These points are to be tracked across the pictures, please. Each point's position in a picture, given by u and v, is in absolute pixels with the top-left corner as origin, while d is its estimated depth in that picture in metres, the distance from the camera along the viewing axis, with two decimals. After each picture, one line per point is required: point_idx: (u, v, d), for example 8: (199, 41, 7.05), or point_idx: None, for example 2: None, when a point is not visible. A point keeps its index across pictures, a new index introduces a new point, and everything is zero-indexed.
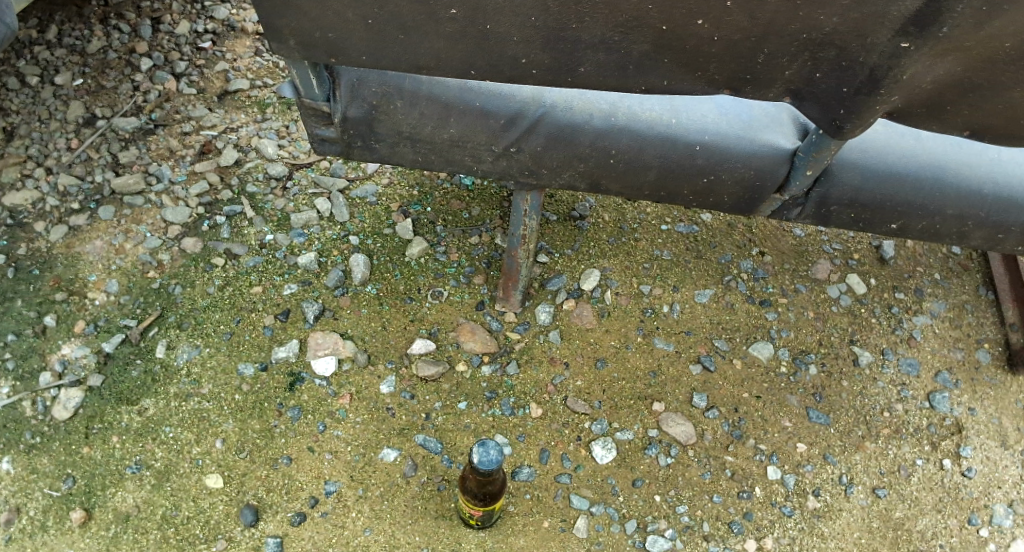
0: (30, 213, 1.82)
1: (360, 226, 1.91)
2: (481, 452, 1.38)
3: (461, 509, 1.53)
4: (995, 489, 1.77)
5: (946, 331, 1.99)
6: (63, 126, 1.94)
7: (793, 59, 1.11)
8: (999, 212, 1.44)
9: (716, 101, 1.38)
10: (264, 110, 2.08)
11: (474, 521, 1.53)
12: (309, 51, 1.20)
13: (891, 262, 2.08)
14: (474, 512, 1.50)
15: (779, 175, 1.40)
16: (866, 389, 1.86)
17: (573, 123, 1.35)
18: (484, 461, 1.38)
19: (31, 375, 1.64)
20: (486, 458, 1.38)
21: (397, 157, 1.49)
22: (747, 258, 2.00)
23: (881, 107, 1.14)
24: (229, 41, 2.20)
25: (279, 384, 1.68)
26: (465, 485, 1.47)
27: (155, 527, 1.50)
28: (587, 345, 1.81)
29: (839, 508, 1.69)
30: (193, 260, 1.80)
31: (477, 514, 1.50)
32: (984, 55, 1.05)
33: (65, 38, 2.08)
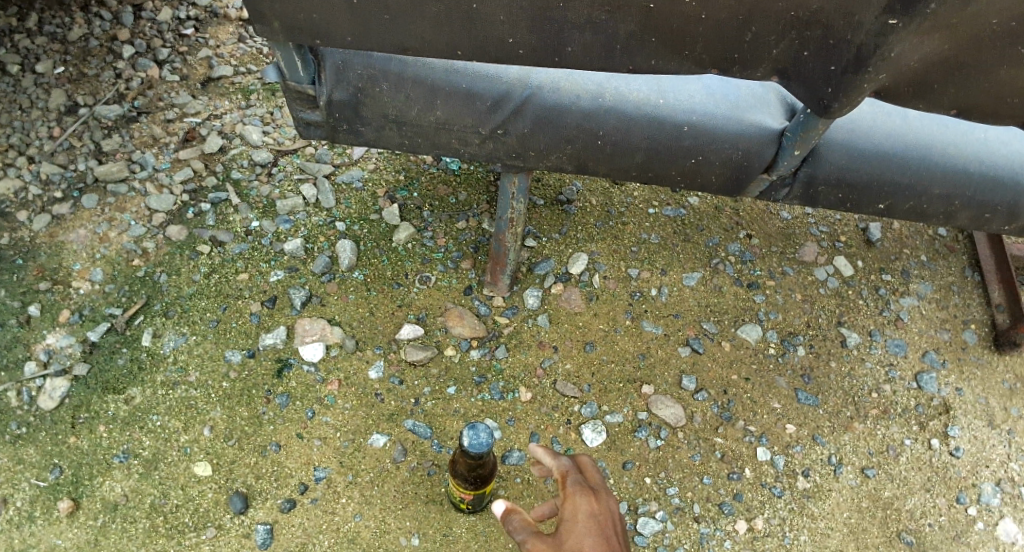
0: (11, 203, 1.80)
1: (347, 211, 1.89)
2: (472, 436, 1.38)
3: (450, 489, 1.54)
4: (984, 468, 1.79)
5: (933, 311, 2.00)
6: (45, 114, 1.92)
7: (779, 38, 1.10)
8: (986, 191, 1.44)
9: (703, 81, 1.37)
10: (248, 96, 2.05)
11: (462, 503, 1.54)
12: (294, 34, 1.19)
13: (877, 244, 2.08)
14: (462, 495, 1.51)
15: (767, 155, 1.39)
16: (855, 370, 1.87)
17: (560, 104, 1.34)
18: (474, 444, 1.37)
19: (16, 365, 1.62)
20: (477, 442, 1.38)
21: (383, 141, 1.48)
22: (735, 241, 2.00)
23: (869, 85, 1.13)
24: (212, 27, 2.18)
25: (267, 371, 1.67)
26: (456, 469, 1.47)
27: (144, 516, 1.50)
28: (576, 329, 1.80)
29: (829, 488, 1.70)
30: (178, 248, 1.79)
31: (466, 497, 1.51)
32: (970, 33, 1.06)
33: (46, 26, 2.05)
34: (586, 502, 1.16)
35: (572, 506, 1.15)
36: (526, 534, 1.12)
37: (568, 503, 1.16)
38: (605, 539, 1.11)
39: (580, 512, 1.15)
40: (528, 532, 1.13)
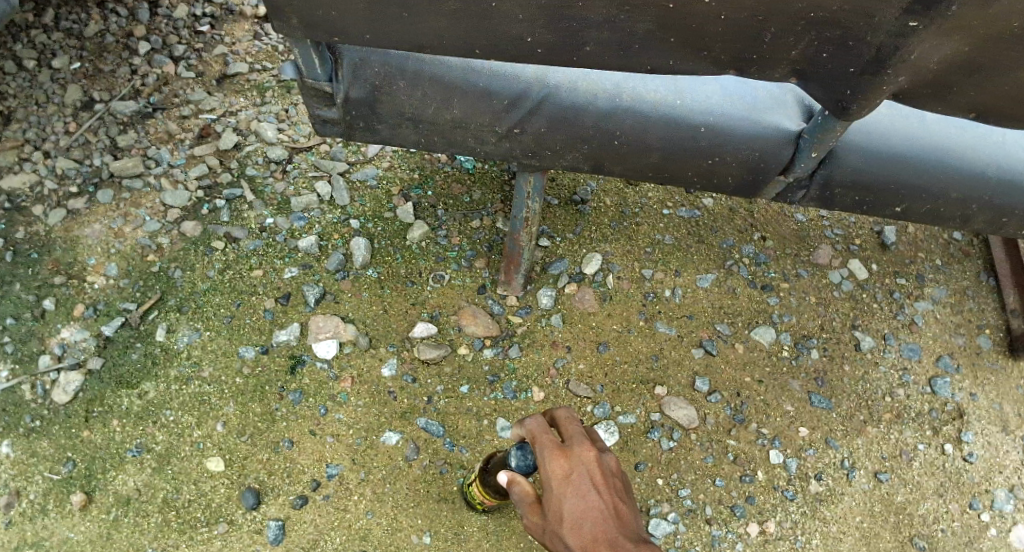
0: (27, 197, 1.81)
1: (361, 209, 1.89)
2: (518, 457, 1.30)
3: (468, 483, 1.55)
4: (997, 474, 1.80)
5: (948, 316, 1.99)
6: (61, 109, 1.93)
7: (799, 38, 1.10)
8: (1004, 194, 1.43)
9: (721, 81, 1.36)
10: (264, 93, 2.05)
11: (475, 501, 1.55)
12: (312, 30, 1.20)
13: (892, 248, 2.06)
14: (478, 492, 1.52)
15: (784, 157, 1.39)
16: (868, 374, 1.86)
17: (577, 103, 1.34)
18: (520, 464, 1.30)
19: (31, 358, 1.64)
20: (522, 464, 1.30)
21: (399, 139, 1.48)
22: (749, 243, 1.98)
23: (887, 87, 1.13)
24: (228, 24, 2.16)
25: (281, 367, 1.67)
26: (484, 479, 1.48)
27: (156, 511, 1.53)
28: (589, 329, 1.80)
29: (841, 492, 1.72)
30: (193, 243, 1.79)
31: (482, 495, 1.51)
32: (989, 35, 1.04)
33: (62, 21, 2.05)
34: (557, 465, 1.23)
35: (546, 472, 1.24)
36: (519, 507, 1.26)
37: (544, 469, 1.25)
38: (581, 495, 1.21)
39: (553, 475, 1.23)
40: (528, 502, 1.25)
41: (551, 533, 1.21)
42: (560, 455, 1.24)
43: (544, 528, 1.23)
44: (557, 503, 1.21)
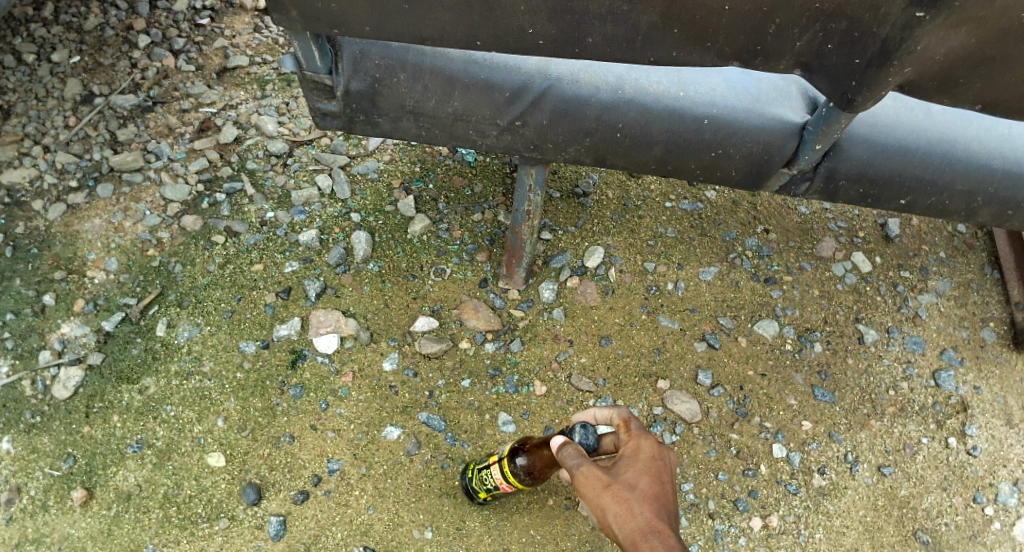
0: (27, 192, 1.80)
1: (362, 203, 1.88)
2: (581, 433, 1.26)
3: (485, 465, 1.52)
4: (1001, 467, 1.79)
5: (952, 309, 1.98)
6: (61, 104, 1.92)
7: (804, 30, 1.09)
8: (1010, 187, 1.42)
9: (725, 73, 1.35)
10: (264, 86, 2.04)
11: (484, 483, 1.52)
12: (312, 22, 1.19)
13: (896, 240, 2.04)
14: (496, 473, 1.48)
15: (788, 149, 1.38)
16: (872, 366, 1.85)
17: (578, 96, 1.33)
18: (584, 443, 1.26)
19: (31, 353, 1.63)
20: (585, 443, 1.26)
21: (400, 132, 1.47)
22: (752, 235, 1.97)
23: (893, 79, 1.11)
24: (228, 17, 2.14)
25: (281, 361, 1.67)
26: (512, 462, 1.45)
27: (157, 506, 1.52)
28: (591, 323, 1.79)
29: (844, 486, 1.71)
30: (193, 238, 1.78)
31: (499, 475, 1.48)
32: (998, 28, 1.03)
33: (61, 15, 2.03)
34: (650, 443, 1.25)
35: (635, 446, 1.25)
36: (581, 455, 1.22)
37: (633, 442, 1.26)
38: (660, 480, 1.22)
39: (642, 450, 1.24)
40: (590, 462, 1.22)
41: (618, 489, 1.18)
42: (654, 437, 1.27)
43: (606, 482, 1.19)
44: (639, 472, 1.21)
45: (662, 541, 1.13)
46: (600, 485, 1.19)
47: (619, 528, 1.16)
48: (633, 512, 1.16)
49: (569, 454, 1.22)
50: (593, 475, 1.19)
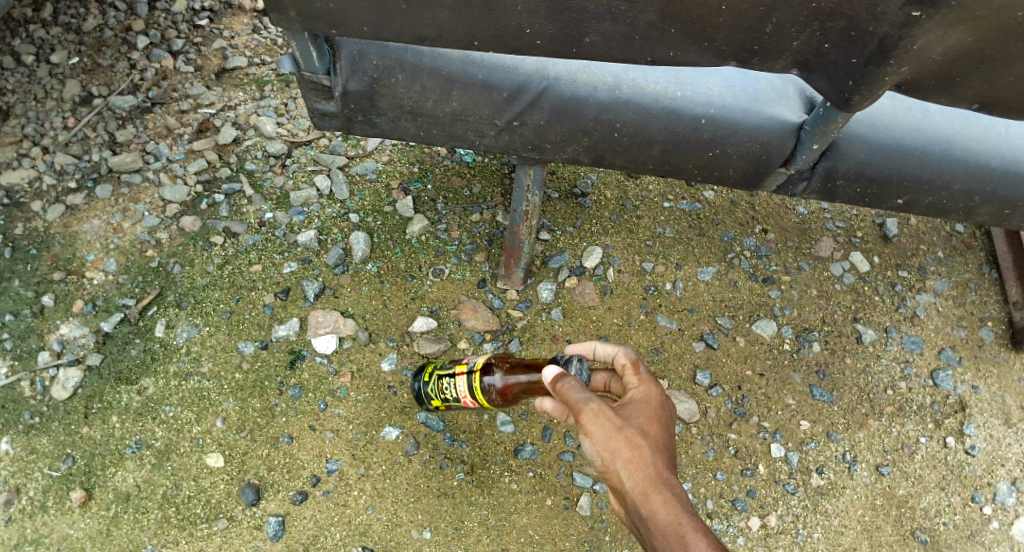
0: (26, 193, 1.80)
1: (361, 204, 1.88)
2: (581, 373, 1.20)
3: (450, 374, 1.47)
4: (999, 466, 1.79)
5: (950, 309, 1.98)
6: (60, 105, 1.92)
7: (801, 29, 1.09)
8: (1007, 186, 1.42)
9: (722, 72, 1.35)
10: (263, 87, 2.04)
11: (442, 393, 1.48)
12: (310, 22, 1.19)
13: (894, 240, 2.05)
14: (460, 386, 1.44)
15: (786, 149, 1.38)
16: (870, 366, 1.86)
17: (576, 96, 1.33)
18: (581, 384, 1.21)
19: (29, 354, 1.63)
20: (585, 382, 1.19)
21: (398, 132, 1.47)
22: (750, 235, 1.97)
23: (890, 78, 1.12)
24: (227, 18, 2.15)
25: (280, 362, 1.67)
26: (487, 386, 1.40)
27: (156, 507, 1.53)
28: (590, 323, 1.79)
29: (842, 485, 1.71)
30: (192, 238, 1.78)
31: (463, 389, 1.43)
32: (996, 25, 1.03)
33: (61, 16, 2.03)
34: (657, 392, 1.21)
35: (645, 393, 1.20)
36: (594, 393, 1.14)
37: (642, 390, 1.21)
38: (666, 432, 1.18)
39: (651, 397, 1.20)
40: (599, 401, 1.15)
41: (632, 433, 1.12)
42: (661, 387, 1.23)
43: (620, 423, 1.12)
44: (648, 419, 1.17)
45: (674, 494, 1.10)
46: (614, 427, 1.12)
47: (628, 475, 1.11)
48: (646, 460, 1.11)
49: (579, 390, 1.14)
50: (607, 415, 1.12)
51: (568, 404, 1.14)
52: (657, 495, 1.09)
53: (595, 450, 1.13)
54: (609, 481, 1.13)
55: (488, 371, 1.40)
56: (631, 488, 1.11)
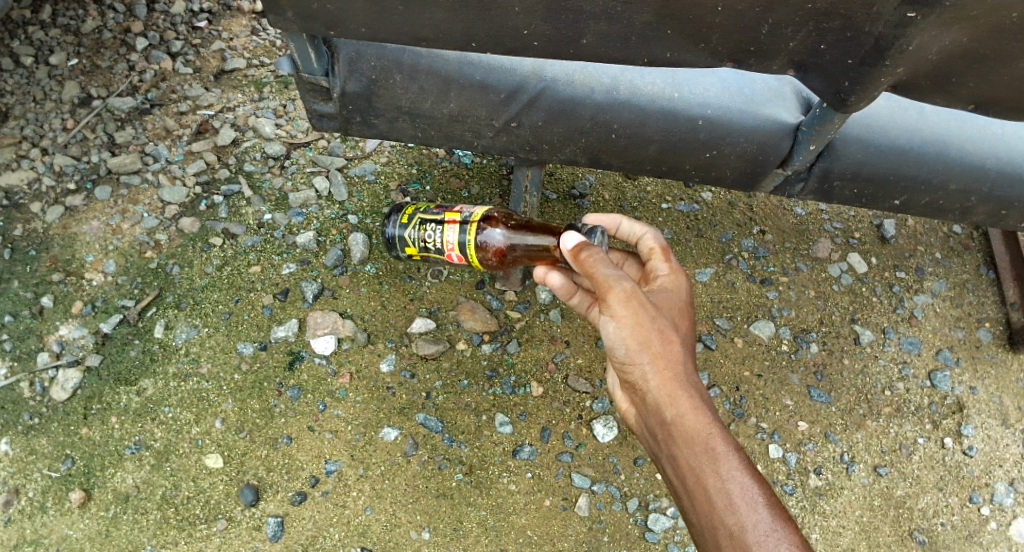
0: (25, 194, 1.81)
1: (359, 205, 1.88)
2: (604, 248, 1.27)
3: (439, 222, 1.52)
4: (996, 467, 1.80)
5: (948, 309, 1.98)
6: (59, 106, 1.92)
7: (798, 29, 1.09)
8: (1003, 187, 1.43)
9: (719, 73, 1.35)
10: (261, 89, 2.04)
11: (421, 242, 1.55)
12: (308, 22, 1.19)
13: (892, 241, 2.05)
14: (447, 235, 1.50)
15: (782, 149, 1.38)
16: (867, 367, 1.86)
17: (574, 97, 1.34)
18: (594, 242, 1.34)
19: (29, 355, 1.64)
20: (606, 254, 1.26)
21: (396, 133, 1.48)
22: (748, 236, 1.97)
23: (886, 79, 1.13)
24: (225, 20, 2.15)
25: (279, 363, 1.67)
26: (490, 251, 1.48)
27: (155, 508, 1.53)
28: (588, 324, 1.80)
29: (840, 486, 1.72)
30: (191, 239, 1.79)
31: (452, 239, 1.50)
32: (991, 24, 1.03)
33: (59, 18, 2.04)
34: (683, 292, 1.29)
35: (672, 291, 1.28)
36: (626, 275, 1.20)
37: (670, 287, 1.28)
38: (689, 331, 1.26)
39: (678, 298, 1.28)
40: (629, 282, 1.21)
41: (662, 325, 1.19)
42: (685, 280, 1.31)
43: (651, 313, 1.19)
44: (675, 315, 1.25)
45: (698, 396, 1.18)
46: (646, 314, 1.18)
47: (655, 367, 1.18)
48: (673, 355, 1.19)
49: (611, 267, 1.21)
50: (639, 300, 1.19)
51: (597, 280, 1.20)
52: (683, 393, 1.17)
53: (621, 334, 1.19)
54: (630, 368, 1.20)
55: (485, 225, 1.48)
56: (655, 381, 1.18)
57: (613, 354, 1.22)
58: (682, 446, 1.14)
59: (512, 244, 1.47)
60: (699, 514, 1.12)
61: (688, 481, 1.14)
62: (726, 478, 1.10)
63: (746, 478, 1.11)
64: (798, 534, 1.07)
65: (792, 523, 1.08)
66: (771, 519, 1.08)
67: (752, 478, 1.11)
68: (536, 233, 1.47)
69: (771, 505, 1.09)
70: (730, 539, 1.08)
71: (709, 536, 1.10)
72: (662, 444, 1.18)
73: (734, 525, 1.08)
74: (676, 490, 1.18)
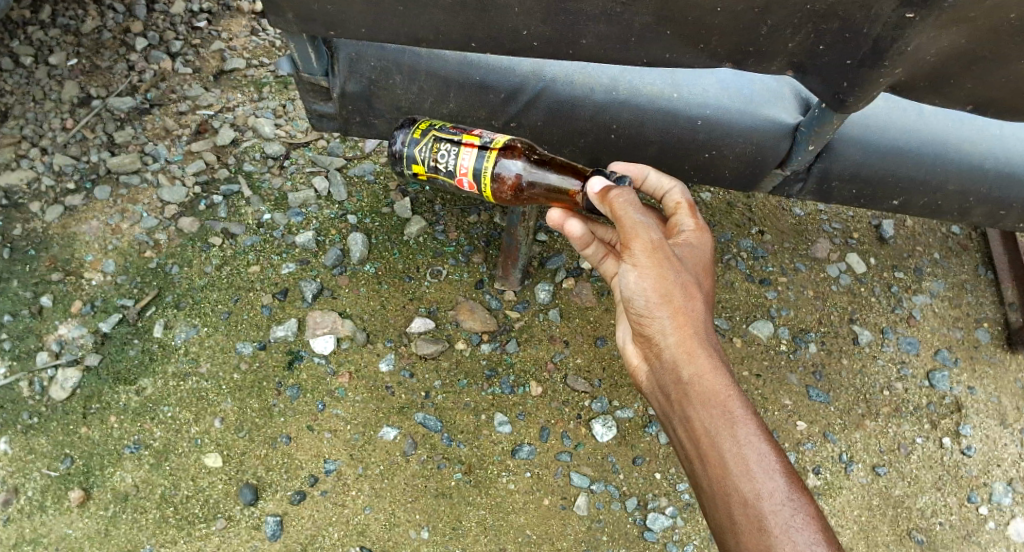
0: (25, 194, 1.81)
1: (359, 205, 1.88)
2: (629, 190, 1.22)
3: (455, 142, 1.31)
4: (995, 466, 1.80)
5: (946, 310, 1.99)
6: (58, 106, 1.92)
7: (796, 31, 1.10)
8: (1001, 187, 1.43)
9: (718, 74, 1.35)
10: (261, 89, 2.04)
11: (430, 161, 1.33)
12: (308, 23, 1.20)
13: (890, 241, 2.05)
14: (463, 157, 1.30)
15: (781, 150, 1.39)
16: (866, 367, 1.86)
17: (573, 97, 1.34)
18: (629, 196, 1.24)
19: (28, 355, 1.64)
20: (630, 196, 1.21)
21: (396, 133, 1.48)
22: (747, 237, 1.98)
23: (885, 79, 1.13)
24: (225, 20, 2.15)
25: (278, 362, 1.67)
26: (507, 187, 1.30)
27: (155, 507, 1.53)
28: (587, 324, 1.80)
29: (839, 486, 1.72)
30: (190, 239, 1.79)
31: (468, 164, 1.30)
32: (988, 26, 1.04)
33: (59, 18, 2.04)
34: (706, 248, 1.24)
35: (696, 247, 1.23)
36: (654, 224, 1.15)
37: (694, 243, 1.24)
38: (710, 290, 1.22)
39: (701, 256, 1.24)
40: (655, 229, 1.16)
41: (685, 280, 1.15)
42: (708, 236, 1.26)
43: (676, 267, 1.15)
44: (698, 271, 1.21)
45: (716, 355, 1.14)
46: (670, 267, 1.14)
47: (675, 322, 1.14)
48: (695, 311, 1.14)
49: (640, 213, 1.15)
50: (665, 252, 1.14)
51: (624, 225, 1.15)
52: (701, 351, 1.13)
53: (641, 284, 1.15)
54: (647, 321, 1.16)
55: (505, 153, 1.30)
56: (674, 337, 1.14)
57: (630, 304, 1.17)
58: (697, 404, 1.11)
59: (530, 181, 1.31)
60: (710, 478, 1.09)
61: (701, 443, 1.10)
62: (742, 442, 1.07)
63: (764, 444, 1.07)
64: (814, 504, 1.05)
65: (807, 492, 1.05)
66: (788, 488, 1.05)
67: (769, 446, 1.08)
68: (560, 172, 1.32)
69: (788, 473, 1.06)
70: (744, 507, 1.05)
71: (720, 501, 1.07)
72: (675, 403, 1.14)
73: (749, 493, 1.05)
74: (685, 451, 1.14)
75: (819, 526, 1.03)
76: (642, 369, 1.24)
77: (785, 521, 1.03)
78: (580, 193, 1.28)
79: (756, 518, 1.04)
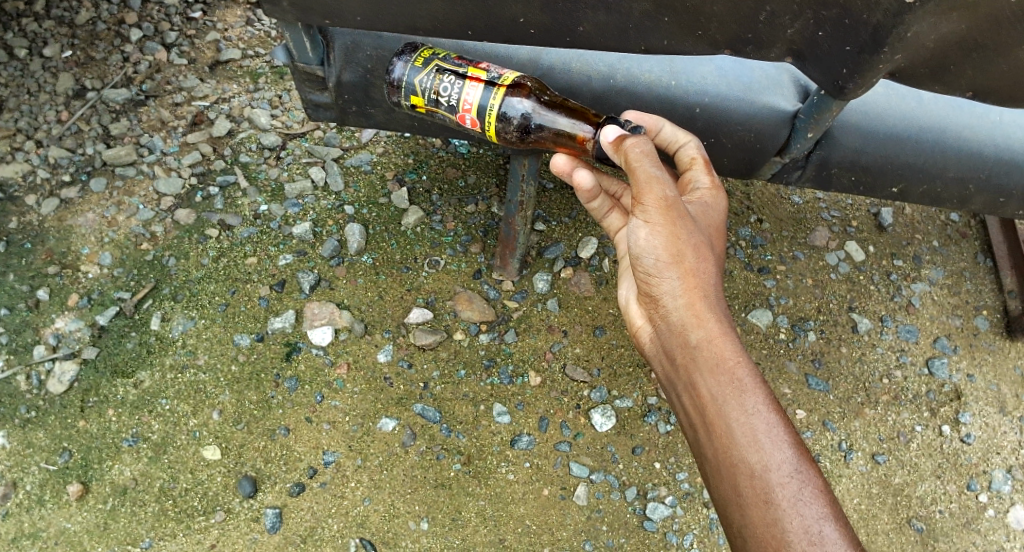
0: (20, 187, 1.80)
1: (356, 195, 1.87)
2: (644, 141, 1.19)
3: (461, 76, 1.28)
4: (994, 454, 1.80)
5: (945, 298, 1.98)
6: (53, 98, 1.91)
7: (795, 18, 1.08)
8: (1001, 174, 1.42)
9: (716, 61, 1.34)
10: (257, 79, 2.03)
11: (432, 93, 1.29)
12: (304, 13, 1.19)
13: (889, 229, 2.05)
14: (468, 92, 1.27)
15: (780, 138, 1.38)
16: (865, 355, 1.86)
17: (572, 85, 1.33)
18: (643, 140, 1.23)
19: (25, 349, 1.63)
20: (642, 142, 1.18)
21: (392, 123, 1.48)
22: (746, 225, 1.97)
23: (885, 66, 1.10)
24: (220, 10, 2.14)
25: (276, 354, 1.67)
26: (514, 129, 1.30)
27: (153, 500, 1.53)
28: (586, 313, 1.80)
29: (839, 474, 1.72)
30: (187, 231, 1.78)
31: (472, 99, 1.27)
32: (988, 14, 1.02)
33: (53, 10, 2.03)
34: (717, 209, 1.24)
35: (706, 209, 1.23)
36: (669, 179, 1.13)
37: (705, 203, 1.23)
38: (719, 252, 1.21)
39: (711, 219, 1.23)
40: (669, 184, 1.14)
41: (697, 241, 1.13)
42: (721, 196, 1.26)
43: (689, 227, 1.13)
44: (709, 234, 1.19)
45: (726, 320, 1.13)
46: (683, 227, 1.12)
47: (685, 285, 1.12)
48: (706, 274, 1.13)
49: (656, 166, 1.13)
50: (679, 210, 1.13)
51: (639, 178, 1.13)
52: (711, 316, 1.12)
53: (652, 242, 1.13)
54: (656, 280, 1.14)
55: (513, 92, 1.27)
56: (683, 300, 1.12)
57: (639, 261, 1.15)
58: (704, 370, 1.09)
59: (538, 123, 1.30)
60: (716, 447, 1.08)
61: (708, 411, 1.09)
62: (751, 412, 1.07)
63: (772, 416, 1.07)
64: (819, 477, 1.05)
65: (814, 465, 1.05)
66: (795, 460, 1.05)
67: (777, 417, 1.07)
68: (571, 116, 1.30)
69: (796, 445, 1.06)
70: (750, 478, 1.05)
71: (726, 472, 1.07)
72: (681, 369, 1.12)
73: (757, 464, 1.05)
74: (689, 418, 1.13)
75: (826, 500, 1.03)
76: (645, 330, 1.22)
77: (793, 494, 1.03)
78: (590, 140, 1.27)
79: (764, 490, 1.04)
